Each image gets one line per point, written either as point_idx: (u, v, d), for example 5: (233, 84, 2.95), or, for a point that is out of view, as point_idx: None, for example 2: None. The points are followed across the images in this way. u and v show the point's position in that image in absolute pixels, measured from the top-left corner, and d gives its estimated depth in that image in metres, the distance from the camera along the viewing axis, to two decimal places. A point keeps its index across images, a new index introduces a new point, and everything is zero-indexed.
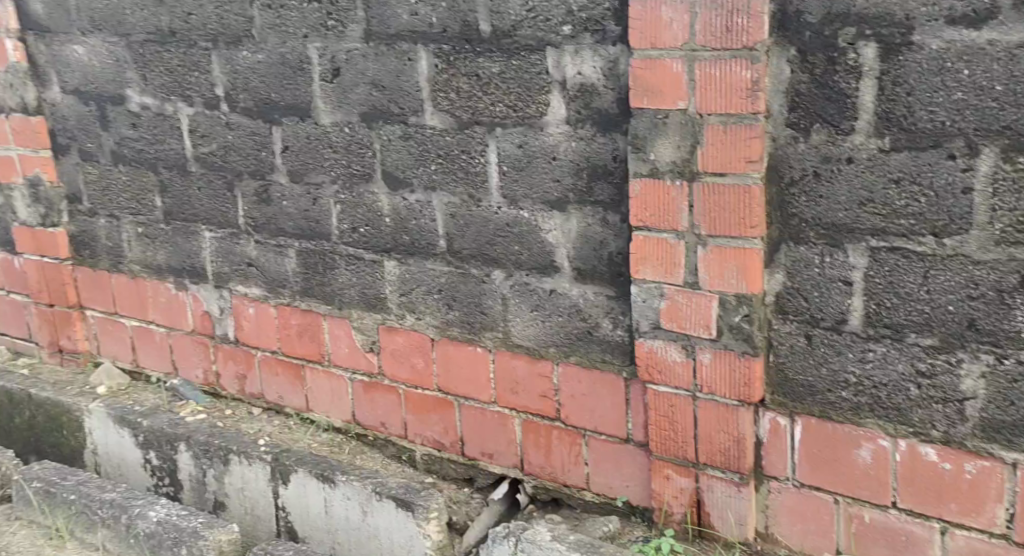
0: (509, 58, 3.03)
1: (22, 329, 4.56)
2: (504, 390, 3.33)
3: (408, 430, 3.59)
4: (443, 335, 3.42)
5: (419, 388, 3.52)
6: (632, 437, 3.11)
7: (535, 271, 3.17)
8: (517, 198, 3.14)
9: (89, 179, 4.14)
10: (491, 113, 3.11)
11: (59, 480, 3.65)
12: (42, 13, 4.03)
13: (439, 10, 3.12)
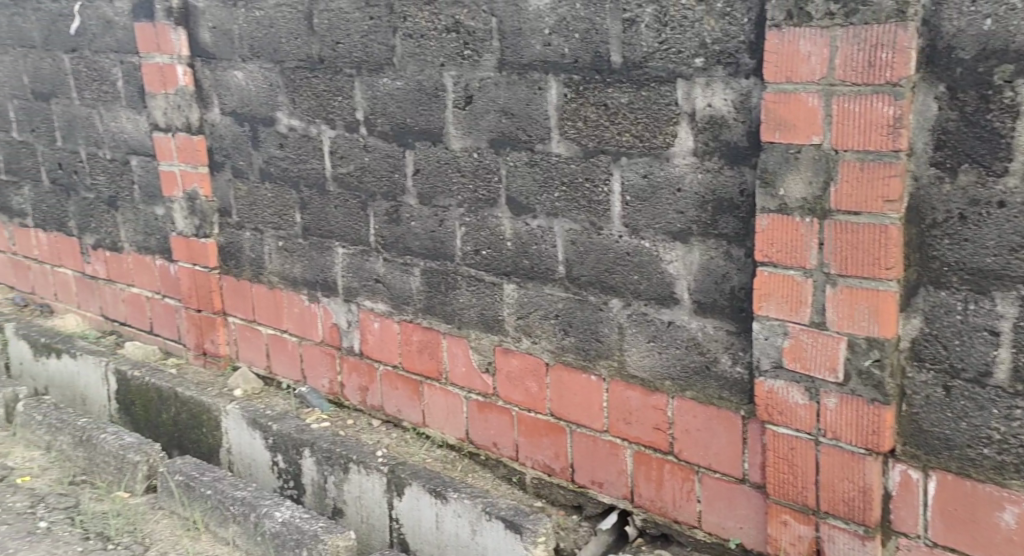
0: (638, 88, 3.02)
1: (173, 331, 4.77)
2: (617, 420, 3.29)
3: (519, 452, 3.58)
4: (557, 360, 3.40)
5: (532, 411, 3.51)
6: (748, 477, 3.03)
7: (653, 302, 3.14)
8: (639, 228, 3.11)
9: (239, 195, 4.29)
10: (617, 142, 3.10)
11: (199, 474, 3.83)
12: (210, 41, 4.21)
13: (572, 41, 3.12)
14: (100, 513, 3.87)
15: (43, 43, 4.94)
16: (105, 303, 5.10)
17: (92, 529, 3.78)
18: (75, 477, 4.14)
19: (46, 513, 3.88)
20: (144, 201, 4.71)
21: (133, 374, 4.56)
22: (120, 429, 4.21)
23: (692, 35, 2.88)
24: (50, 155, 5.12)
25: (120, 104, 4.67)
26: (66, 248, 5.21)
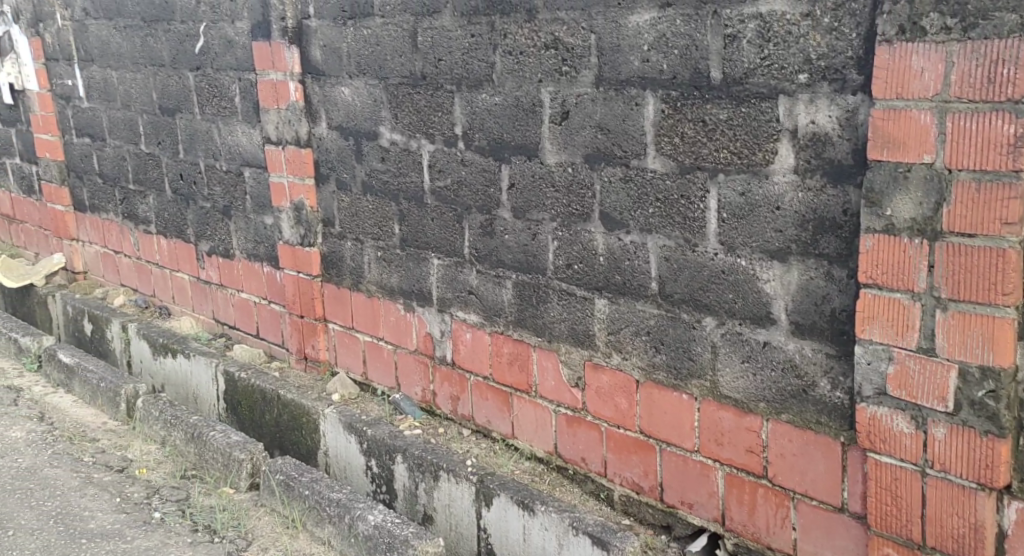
0: (738, 105, 2.99)
1: (277, 335, 4.88)
2: (708, 440, 3.24)
3: (608, 468, 3.55)
4: (648, 378, 3.38)
5: (621, 428, 3.48)
6: (847, 506, 2.94)
7: (748, 321, 3.09)
8: (736, 246, 3.07)
9: (342, 206, 4.36)
10: (714, 159, 3.07)
11: (298, 475, 4.02)
12: (320, 58, 4.26)
13: (671, 58, 3.11)
14: (209, 507, 4.12)
15: (171, 62, 5.05)
16: (218, 307, 5.23)
17: (201, 522, 4.02)
18: (186, 472, 4.41)
19: (160, 504, 4.16)
20: (255, 211, 4.82)
21: (240, 376, 4.73)
22: (228, 429, 4.47)
23: (796, 51, 2.84)
24: (173, 167, 5.25)
25: (236, 118, 4.77)
26: (184, 253, 5.35)
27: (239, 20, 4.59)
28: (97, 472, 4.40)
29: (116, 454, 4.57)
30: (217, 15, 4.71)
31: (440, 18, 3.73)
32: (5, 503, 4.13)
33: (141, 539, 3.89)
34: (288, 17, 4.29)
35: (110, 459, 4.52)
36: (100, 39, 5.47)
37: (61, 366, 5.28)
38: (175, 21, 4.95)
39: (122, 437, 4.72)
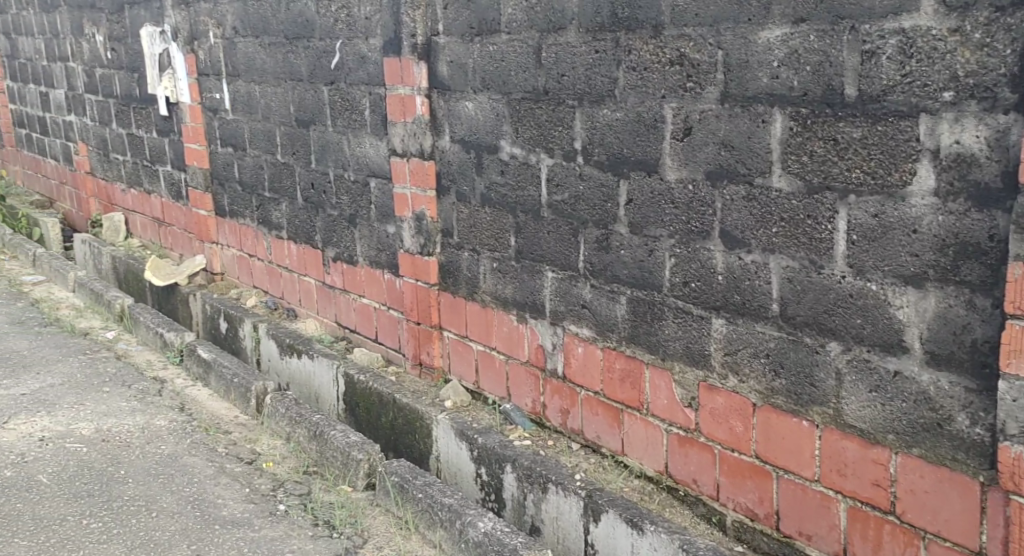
0: (874, 123, 2.90)
1: (394, 341, 4.96)
2: (830, 470, 3.15)
3: (720, 492, 3.48)
4: (766, 402, 3.31)
5: (736, 451, 3.41)
6: (986, 550, 2.80)
7: (877, 348, 2.99)
8: (866, 269, 2.98)
9: (461, 217, 4.40)
10: (845, 179, 2.99)
11: (412, 478, 4.19)
12: (446, 74, 4.31)
13: (802, 74, 3.04)
14: (329, 504, 4.34)
15: (308, 77, 5.16)
16: (340, 311, 5.34)
17: (321, 517, 4.24)
18: (308, 468, 4.68)
19: (284, 497, 4.43)
20: (379, 220, 4.90)
21: (359, 378, 4.83)
22: (348, 428, 4.72)
23: (941, 68, 2.75)
24: (305, 176, 5.37)
25: (365, 131, 4.86)
26: (311, 259, 5.48)
27: (373, 37, 4.69)
28: (229, 463, 4.73)
29: (245, 448, 4.89)
30: (351, 32, 4.81)
31: (566, 34, 3.73)
32: (148, 487, 4.48)
33: (267, 529, 4.16)
34: (418, 34, 4.36)
35: (241, 451, 4.84)
36: (246, 55, 5.61)
37: (200, 361, 5.67)
38: (314, 38, 5.05)
39: (252, 431, 5.05)
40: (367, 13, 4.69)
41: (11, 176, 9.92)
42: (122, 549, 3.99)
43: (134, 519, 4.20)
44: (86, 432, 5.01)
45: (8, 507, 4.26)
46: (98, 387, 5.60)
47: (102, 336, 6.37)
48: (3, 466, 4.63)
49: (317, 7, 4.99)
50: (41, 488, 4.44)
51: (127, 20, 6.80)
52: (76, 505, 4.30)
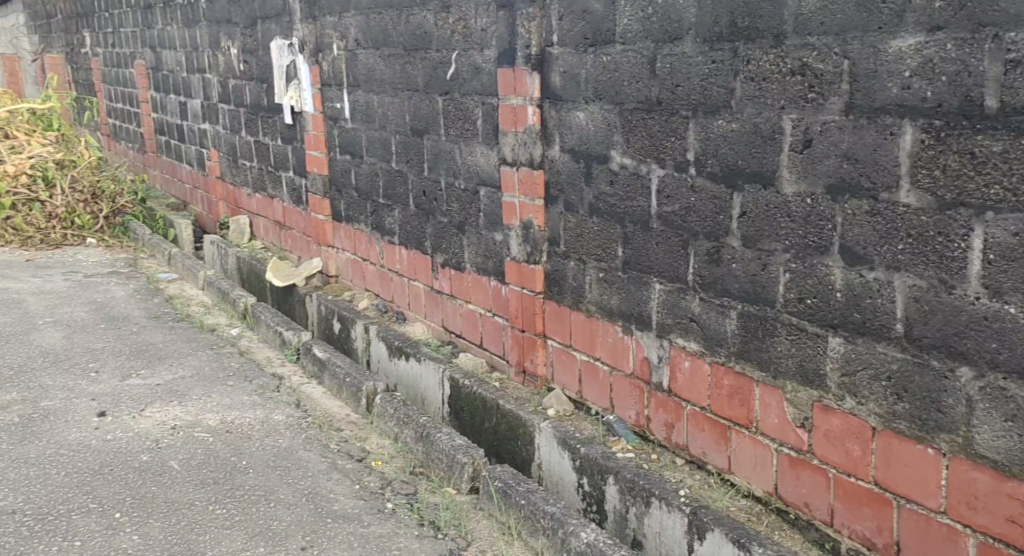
0: (1017, 136, 2.79)
1: (498, 347, 4.97)
2: (957, 502, 3.02)
3: (835, 518, 3.38)
4: (887, 426, 3.20)
5: (852, 477, 3.31)
6: None
7: (1015, 375, 2.86)
8: (1003, 291, 2.86)
9: (568, 227, 4.38)
10: (982, 195, 2.87)
11: (515, 484, 4.24)
12: (559, 84, 4.30)
13: (937, 84, 2.94)
14: (434, 505, 4.43)
15: (424, 87, 5.22)
16: (447, 316, 5.37)
17: (427, 518, 4.33)
18: (414, 468, 4.76)
19: (391, 496, 4.53)
20: (487, 228, 4.92)
21: (464, 383, 4.86)
22: (453, 432, 4.78)
23: None
24: (417, 183, 5.43)
25: (477, 140, 4.88)
26: (421, 264, 5.54)
27: (488, 48, 4.71)
28: (340, 459, 4.86)
29: (355, 445, 5.01)
30: (467, 43, 4.84)
31: (681, 44, 3.68)
32: (267, 478, 4.67)
33: (375, 526, 4.27)
34: (533, 44, 4.38)
35: (352, 448, 4.98)
36: (367, 67, 5.70)
37: (315, 359, 5.82)
38: (431, 49, 5.11)
39: (362, 430, 5.17)
40: (484, 25, 4.71)
41: (151, 181, 10.33)
42: (243, 537, 4.18)
43: (254, 508, 4.40)
44: (212, 422, 5.25)
45: (143, 490, 4.52)
46: (222, 380, 5.83)
47: (227, 333, 6.62)
48: (139, 451, 4.91)
49: (435, 19, 5.04)
50: (172, 473, 4.68)
51: (258, 32, 6.99)
52: (202, 491, 4.53)
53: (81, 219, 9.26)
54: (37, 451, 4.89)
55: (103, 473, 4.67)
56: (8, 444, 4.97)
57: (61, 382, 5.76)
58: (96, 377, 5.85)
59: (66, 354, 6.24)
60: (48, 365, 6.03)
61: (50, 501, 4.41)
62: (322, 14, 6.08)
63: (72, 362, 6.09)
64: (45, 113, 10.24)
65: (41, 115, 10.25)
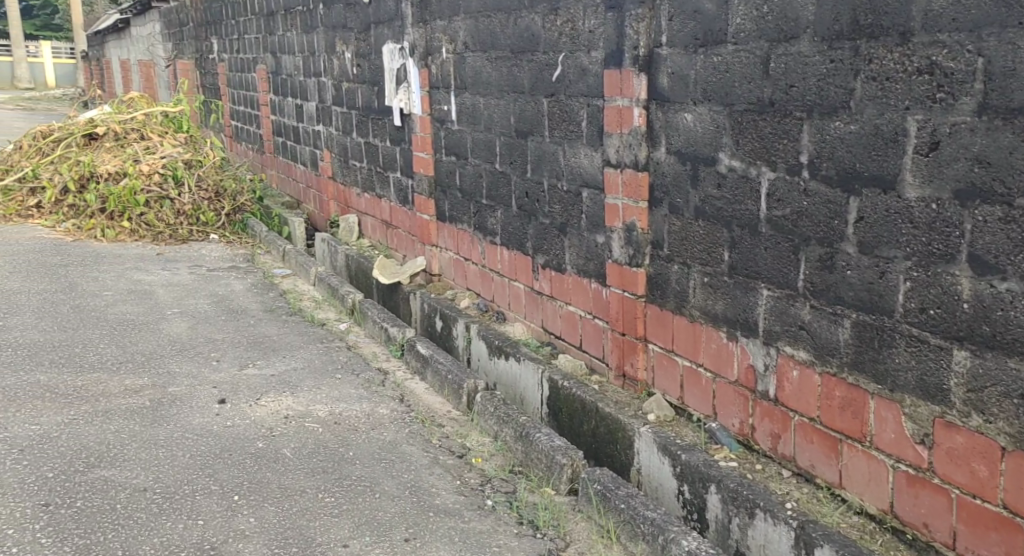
0: None
1: (598, 350, 4.92)
2: None
3: (957, 540, 3.24)
4: (1019, 447, 3.06)
5: (977, 498, 3.16)
6: None
7: None
8: None
9: (673, 230, 4.32)
10: None
11: (614, 488, 4.21)
12: (667, 85, 4.24)
13: None
14: (533, 504, 4.43)
15: (530, 89, 5.21)
16: (546, 317, 5.35)
17: (525, 516, 4.35)
18: (514, 467, 4.77)
19: (491, 493, 4.56)
20: (589, 229, 4.89)
21: (563, 384, 4.84)
22: (553, 432, 4.77)
23: None
24: (520, 185, 5.43)
25: (581, 141, 4.85)
26: (522, 265, 5.52)
27: (595, 50, 4.68)
28: (442, 455, 4.91)
29: (456, 441, 5.05)
30: (574, 45, 4.81)
31: (798, 43, 3.59)
32: (372, 469, 4.76)
33: (476, 522, 4.31)
34: (641, 45, 4.32)
35: (453, 445, 5.02)
36: (474, 70, 5.72)
37: (418, 356, 5.86)
38: (538, 51, 5.10)
39: (463, 426, 5.20)
40: (592, 26, 4.68)
41: (268, 180, 10.60)
42: (350, 525, 4.28)
43: (360, 498, 4.50)
44: (322, 413, 5.35)
45: (257, 475, 4.67)
46: (331, 372, 5.93)
47: (336, 327, 6.74)
48: (255, 438, 5.05)
49: (543, 21, 5.02)
50: (285, 461, 4.81)
51: (372, 37, 7.08)
52: (312, 479, 4.64)
53: (205, 215, 9.64)
54: (165, 434, 5.06)
55: (223, 457, 4.83)
56: (140, 425, 5.15)
57: (185, 369, 5.95)
58: (216, 366, 6.02)
59: (190, 343, 6.44)
60: (174, 352, 6.24)
61: (173, 481, 4.59)
62: (433, 18, 6.13)
63: (196, 350, 6.28)
64: (176, 116, 10.95)
65: (172, 117, 10.94)
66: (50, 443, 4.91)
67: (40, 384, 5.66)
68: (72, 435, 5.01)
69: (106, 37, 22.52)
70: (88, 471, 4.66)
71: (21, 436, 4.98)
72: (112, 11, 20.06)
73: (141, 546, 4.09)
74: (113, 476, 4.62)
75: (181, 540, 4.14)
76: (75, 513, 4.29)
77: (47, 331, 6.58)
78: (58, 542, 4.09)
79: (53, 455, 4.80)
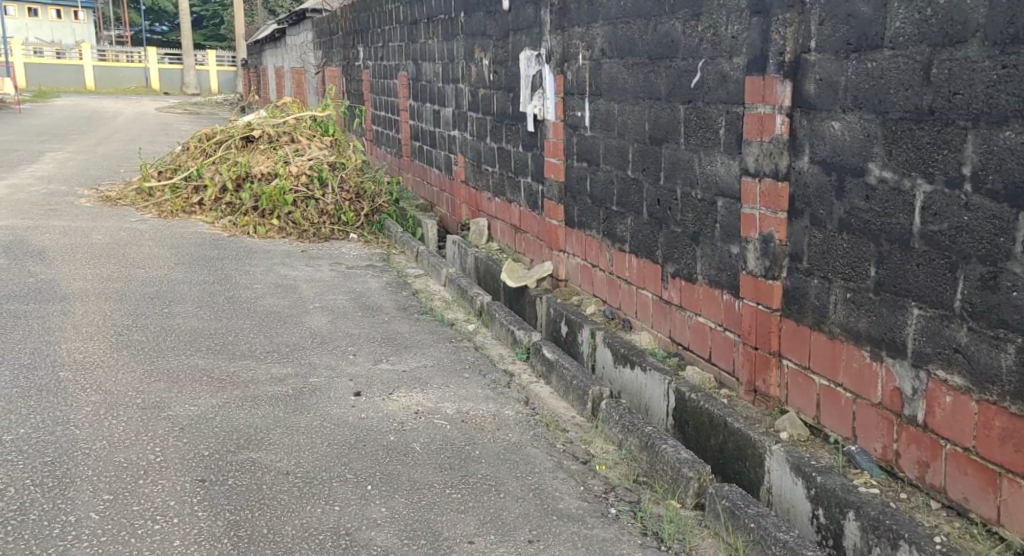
0: None
1: (728, 363, 4.78)
2: None
3: None
4: None
5: None
6: None
7: None
8: None
9: (813, 242, 4.16)
10: None
11: (744, 505, 4.09)
12: (814, 92, 4.09)
13: None
14: (658, 516, 4.35)
15: (666, 96, 5.11)
16: (675, 327, 5.23)
17: (650, 527, 4.27)
18: (638, 477, 4.69)
19: (615, 501, 4.49)
20: (723, 239, 4.75)
21: (691, 396, 4.72)
22: (679, 444, 4.65)
23: None
24: (653, 192, 5.32)
25: (718, 149, 4.73)
26: (650, 273, 5.42)
27: (738, 56, 4.55)
28: (566, 459, 4.86)
29: (580, 447, 4.99)
30: (716, 51, 4.70)
31: (966, 48, 3.43)
32: (498, 469, 4.75)
33: (600, 529, 4.26)
34: (787, 51, 4.18)
35: (577, 450, 4.96)
36: (610, 76, 5.65)
37: (543, 360, 5.82)
38: (677, 58, 4.99)
39: (587, 433, 5.14)
40: (735, 32, 4.55)
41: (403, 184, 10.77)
42: (476, 522, 4.30)
43: (485, 496, 4.50)
44: (450, 410, 5.37)
45: (390, 467, 4.72)
46: (459, 372, 5.95)
47: (464, 328, 6.77)
48: (388, 430, 5.10)
49: (684, 27, 4.92)
50: (415, 454, 4.85)
51: (510, 44, 7.10)
52: (441, 475, 4.67)
53: (345, 215, 9.89)
54: (307, 422, 5.16)
55: (357, 447, 4.90)
56: (284, 412, 5.28)
57: (324, 360, 6.07)
58: (353, 359, 6.12)
59: (330, 336, 6.57)
60: (316, 345, 6.37)
61: (313, 467, 4.69)
62: (571, 25, 6.10)
63: (335, 344, 6.40)
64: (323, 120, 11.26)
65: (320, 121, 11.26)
66: (207, 423, 5.09)
67: (197, 367, 5.87)
68: (225, 417, 5.17)
69: (263, 46, 23.42)
70: (237, 452, 4.80)
71: (181, 415, 5.17)
72: (268, 23, 20.84)
73: (283, 527, 4.20)
74: (262, 458, 4.75)
75: (318, 524, 4.24)
76: (227, 491, 4.45)
77: (202, 318, 6.84)
78: (211, 516, 4.26)
79: (208, 434, 4.97)
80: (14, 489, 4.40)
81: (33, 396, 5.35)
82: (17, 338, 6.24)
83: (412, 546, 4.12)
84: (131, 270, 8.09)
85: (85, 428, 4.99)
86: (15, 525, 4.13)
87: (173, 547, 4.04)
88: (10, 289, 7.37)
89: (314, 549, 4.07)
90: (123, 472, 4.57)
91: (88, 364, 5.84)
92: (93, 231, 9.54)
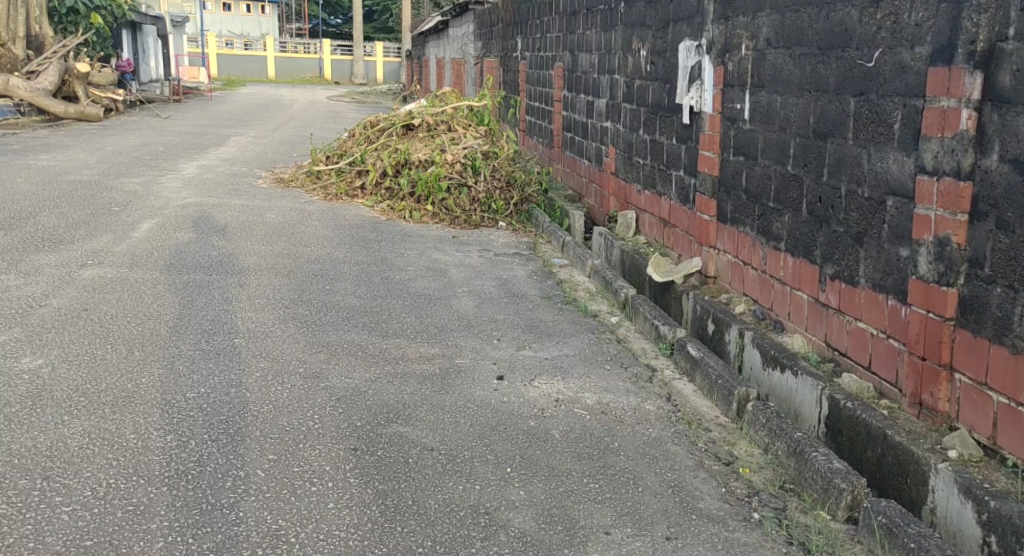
0: None
1: (890, 373, 4.48)
2: None
3: None
4: None
5: None
6: None
7: None
8: None
9: (998, 247, 3.86)
10: None
11: (903, 523, 3.85)
12: (1009, 84, 3.80)
13: None
14: (806, 526, 4.13)
15: (836, 88, 4.83)
16: (831, 331, 4.94)
17: (796, 537, 4.06)
18: (785, 484, 4.45)
19: (758, 506, 4.29)
20: (891, 241, 4.46)
21: (847, 405, 4.46)
22: (831, 453, 4.40)
23: None
24: (814, 189, 5.05)
25: (890, 145, 4.44)
26: (807, 274, 5.14)
27: (921, 45, 4.25)
28: (708, 459, 4.67)
29: (723, 448, 4.79)
30: (896, 40, 4.40)
31: None
32: (638, 462, 4.60)
33: (741, 533, 4.08)
34: (980, 40, 3.90)
35: (719, 451, 4.76)
36: (775, 67, 5.39)
37: (688, 357, 5.62)
38: (850, 47, 4.71)
39: (731, 434, 4.92)
40: (919, 19, 4.26)
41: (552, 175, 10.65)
42: (613, 513, 4.18)
43: (623, 489, 4.36)
44: (590, 401, 5.25)
45: (529, 452, 4.63)
46: (601, 363, 5.82)
47: (607, 320, 6.62)
48: (527, 416, 5.02)
49: (860, 16, 4.63)
50: (555, 441, 4.75)
51: (670, 35, 6.88)
52: (581, 464, 4.55)
53: (496, 204, 9.88)
54: (451, 402, 5.13)
55: (498, 430, 4.83)
56: (432, 390, 5.26)
57: (471, 343, 6.04)
58: (497, 344, 6.07)
59: (475, 320, 6.54)
60: (463, 328, 6.35)
61: (457, 445, 4.65)
62: (737, 13, 5.85)
63: (482, 328, 6.35)
64: (479, 110, 11.28)
65: (476, 111, 11.28)
66: (361, 396, 5.11)
67: (354, 342, 5.93)
68: (378, 391, 5.19)
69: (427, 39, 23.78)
70: (387, 425, 4.80)
71: (338, 387, 5.21)
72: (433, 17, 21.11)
73: (428, 500, 4.18)
74: (409, 432, 4.74)
75: (459, 500, 4.19)
76: (376, 462, 4.45)
77: (362, 296, 6.90)
78: (363, 484, 4.27)
79: (362, 407, 4.99)
80: (195, 442, 4.53)
81: (211, 358, 5.51)
82: (201, 305, 6.45)
83: (549, 531, 4.02)
84: (301, 247, 8.29)
85: (256, 392, 5.09)
86: (194, 476, 4.25)
87: (327, 509, 4.08)
88: (194, 259, 7.65)
89: (455, 525, 4.03)
90: (287, 435, 4.64)
91: (259, 333, 5.98)
92: (269, 210, 9.84)
